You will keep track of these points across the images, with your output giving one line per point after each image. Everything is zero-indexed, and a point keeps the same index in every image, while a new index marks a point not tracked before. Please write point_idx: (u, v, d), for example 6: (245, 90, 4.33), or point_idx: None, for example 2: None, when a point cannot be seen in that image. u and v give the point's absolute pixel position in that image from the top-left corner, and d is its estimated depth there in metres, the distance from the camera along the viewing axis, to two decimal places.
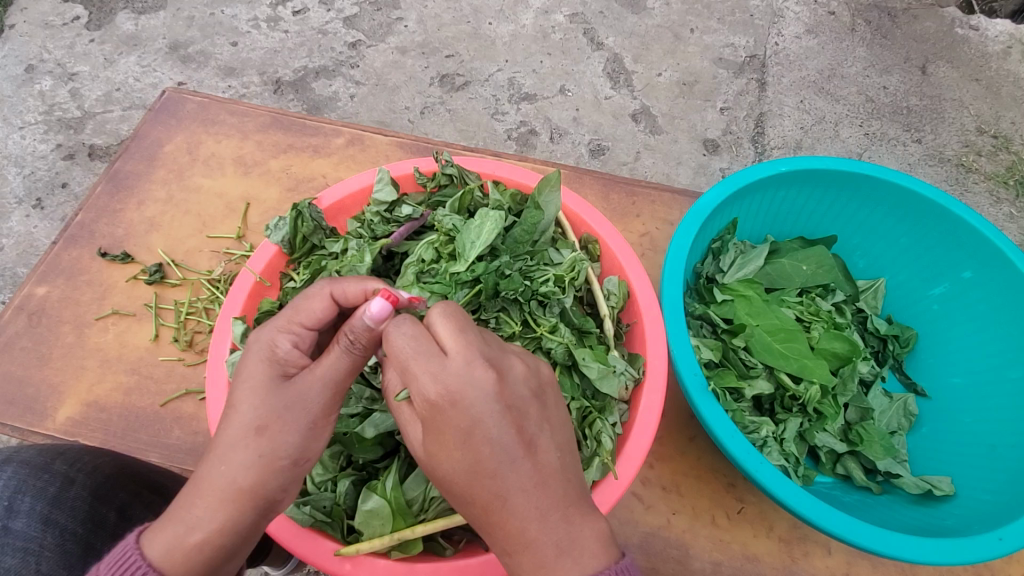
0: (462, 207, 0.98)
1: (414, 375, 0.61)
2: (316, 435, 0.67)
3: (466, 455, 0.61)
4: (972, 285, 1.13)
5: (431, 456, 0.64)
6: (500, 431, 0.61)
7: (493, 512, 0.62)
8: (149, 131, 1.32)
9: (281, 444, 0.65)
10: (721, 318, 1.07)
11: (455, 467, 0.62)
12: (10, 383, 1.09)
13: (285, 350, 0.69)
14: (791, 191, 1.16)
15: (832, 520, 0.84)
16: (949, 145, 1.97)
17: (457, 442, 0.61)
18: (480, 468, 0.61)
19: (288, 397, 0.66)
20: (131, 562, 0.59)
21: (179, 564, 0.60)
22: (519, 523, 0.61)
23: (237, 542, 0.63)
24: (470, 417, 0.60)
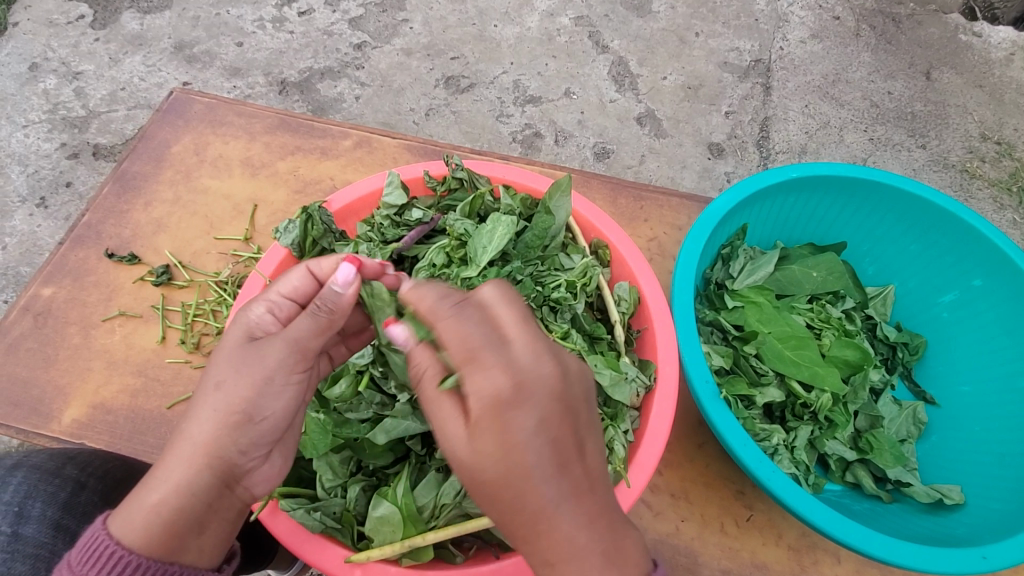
0: (473, 211, 0.98)
1: (486, 361, 0.62)
2: (275, 391, 0.71)
3: (507, 451, 0.60)
4: (982, 293, 1.13)
5: (469, 442, 0.61)
6: (550, 438, 0.61)
7: (522, 508, 0.60)
8: (156, 131, 1.31)
9: (233, 397, 0.69)
10: (731, 325, 1.08)
11: (494, 457, 0.60)
12: (15, 385, 1.08)
13: (258, 317, 0.75)
14: (801, 197, 1.16)
15: (843, 529, 0.83)
16: (954, 151, 1.97)
17: (505, 436, 0.60)
18: (520, 465, 0.59)
19: (247, 353, 0.71)
20: (99, 543, 0.63)
21: (141, 526, 0.64)
22: (546, 525, 0.60)
23: (199, 506, 0.67)
24: (524, 416, 0.60)
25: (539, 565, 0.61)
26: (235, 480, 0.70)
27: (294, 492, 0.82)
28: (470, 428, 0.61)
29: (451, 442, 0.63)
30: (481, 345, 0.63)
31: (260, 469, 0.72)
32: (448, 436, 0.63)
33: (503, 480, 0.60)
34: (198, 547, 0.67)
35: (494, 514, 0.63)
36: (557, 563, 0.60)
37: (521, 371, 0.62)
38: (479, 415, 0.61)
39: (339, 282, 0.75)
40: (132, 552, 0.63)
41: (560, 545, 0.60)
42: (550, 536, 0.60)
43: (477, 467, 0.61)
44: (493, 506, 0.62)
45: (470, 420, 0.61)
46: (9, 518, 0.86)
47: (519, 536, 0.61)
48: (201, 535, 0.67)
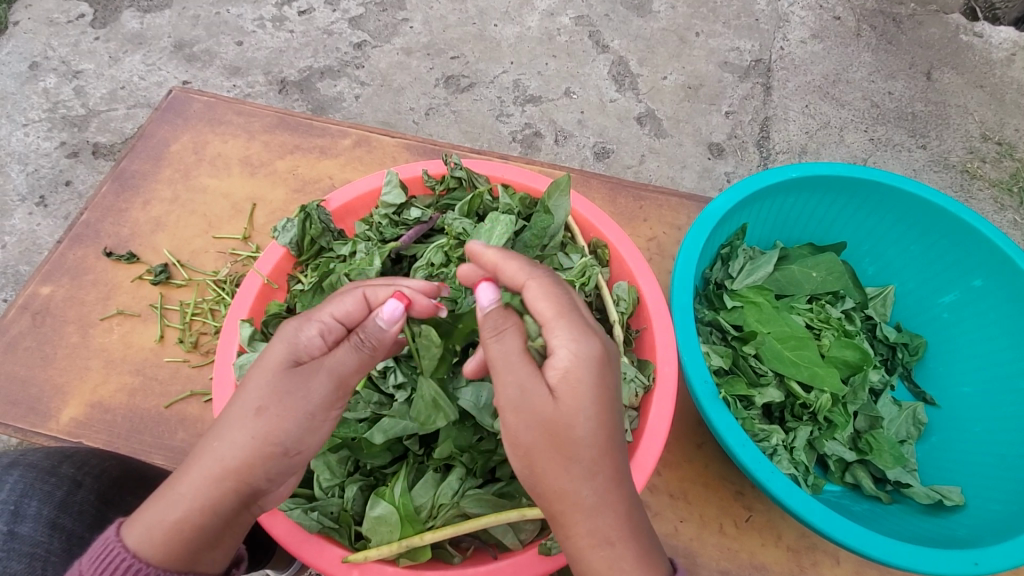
0: (471, 210, 0.98)
1: (573, 329, 0.66)
2: (313, 426, 0.69)
3: (587, 423, 0.64)
4: (982, 294, 1.13)
5: (546, 409, 0.64)
6: (618, 409, 0.67)
7: (592, 479, 0.64)
8: (155, 130, 1.31)
9: (274, 429, 0.67)
10: (730, 325, 1.08)
11: (572, 426, 0.64)
12: (13, 384, 1.08)
13: (307, 339, 0.70)
14: (800, 197, 1.16)
15: (843, 530, 0.83)
16: (954, 151, 1.97)
17: (587, 406, 0.64)
18: (595, 437, 0.64)
19: (293, 381, 0.68)
20: (114, 554, 0.63)
21: (161, 542, 0.64)
22: (612, 496, 0.65)
23: (218, 523, 0.67)
24: (605, 388, 0.65)
25: (597, 541, 0.64)
26: (254, 500, 0.69)
27: (292, 494, 0.83)
28: (552, 392, 0.64)
29: (527, 408, 0.64)
30: (561, 310, 0.67)
31: (278, 491, 0.72)
32: (523, 402, 0.64)
33: (577, 450, 0.64)
34: (212, 559, 0.68)
35: (556, 486, 0.64)
36: (615, 540, 0.64)
37: (600, 339, 0.67)
38: (564, 381, 0.64)
39: (385, 318, 0.71)
40: (151, 565, 0.63)
41: (619, 519, 0.65)
42: (611, 508, 0.65)
43: (554, 432, 0.64)
44: (560, 474, 0.64)
45: (555, 384, 0.65)
46: (5, 516, 0.86)
47: (581, 506, 0.64)
48: (215, 548, 0.68)
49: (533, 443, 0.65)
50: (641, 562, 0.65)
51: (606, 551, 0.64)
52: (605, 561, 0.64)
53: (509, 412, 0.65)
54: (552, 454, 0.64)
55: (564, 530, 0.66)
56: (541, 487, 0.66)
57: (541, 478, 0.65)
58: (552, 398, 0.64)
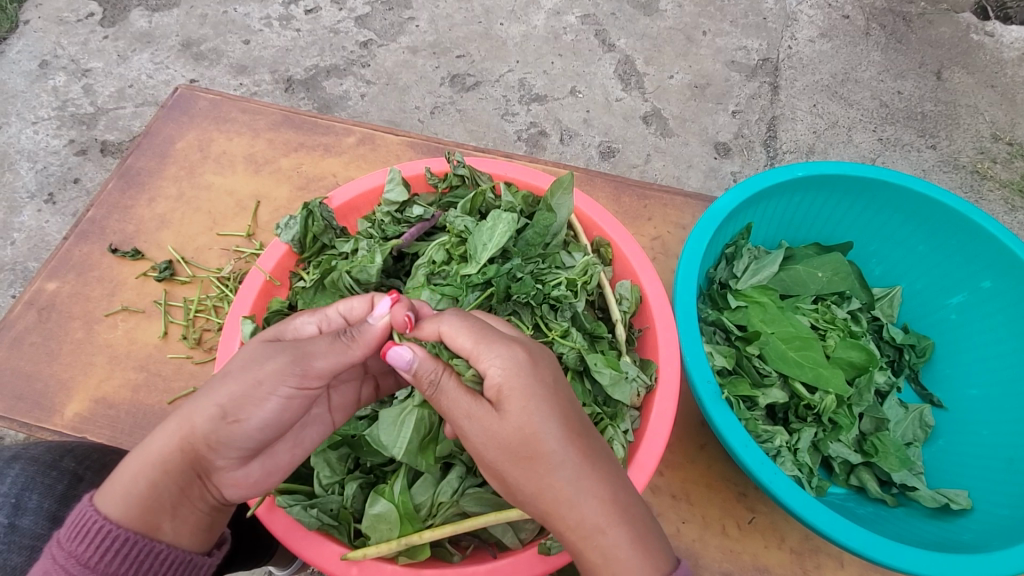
0: (473, 208, 0.97)
1: (494, 346, 0.66)
2: (260, 397, 0.68)
3: (537, 421, 0.65)
4: (992, 295, 1.12)
5: (495, 424, 0.66)
6: (568, 401, 0.68)
7: (559, 469, 0.65)
8: (161, 128, 1.31)
9: (224, 393, 0.68)
10: (734, 325, 1.06)
11: (522, 428, 0.65)
12: (17, 378, 1.08)
13: (300, 326, 0.77)
14: (806, 196, 1.15)
15: (846, 533, 0.82)
16: (964, 151, 1.95)
17: (533, 406, 0.65)
18: (550, 430, 0.65)
19: (253, 355, 0.70)
20: (89, 519, 0.67)
21: (123, 501, 0.68)
22: (587, 482, 0.65)
23: (172, 487, 0.69)
24: (543, 387, 0.66)
25: (588, 533, 0.64)
26: (207, 471, 0.70)
27: (292, 489, 0.82)
28: (495, 405, 0.66)
29: (480, 431, 0.67)
30: (479, 336, 0.67)
31: (234, 473, 0.71)
32: (475, 425, 0.67)
33: (538, 449, 0.65)
34: (174, 528, 0.70)
35: (530, 488, 0.66)
36: (606, 527, 0.64)
37: (522, 344, 0.69)
38: (501, 394, 0.66)
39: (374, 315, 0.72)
40: (121, 527, 0.67)
41: (603, 501, 0.65)
42: (591, 495, 0.65)
43: (508, 443, 0.66)
44: (528, 477, 0.66)
45: (495, 399, 0.66)
46: (7, 509, 0.88)
47: (562, 500, 0.65)
48: (175, 517, 0.70)
49: (498, 457, 0.67)
50: (639, 544, 0.64)
51: (600, 540, 0.64)
52: (600, 552, 0.64)
53: (468, 437, 0.68)
54: (516, 461, 0.66)
55: (553, 523, 0.66)
56: (520, 493, 0.67)
57: (515, 486, 0.68)
58: (498, 413, 0.66)
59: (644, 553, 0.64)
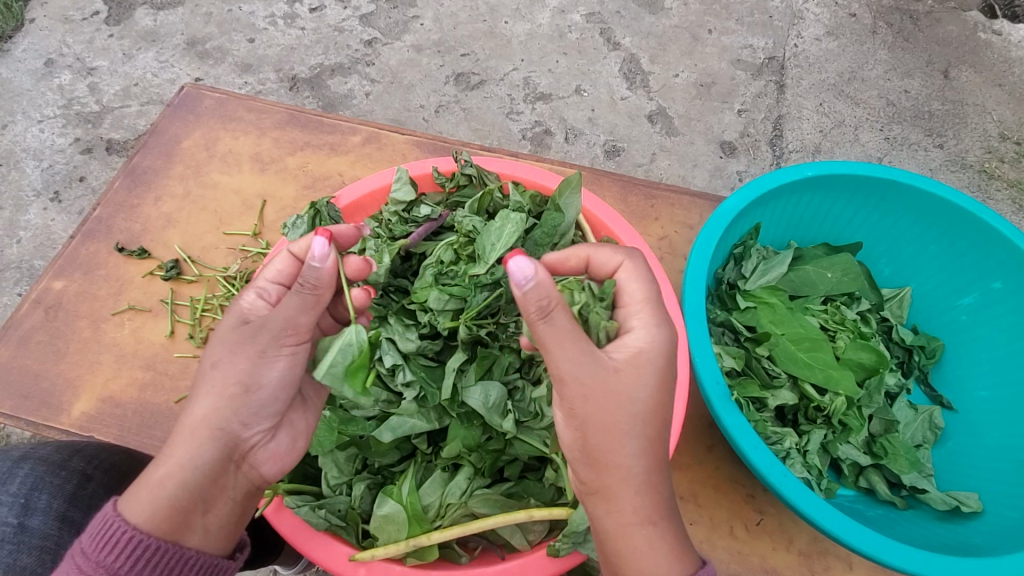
0: (481, 208, 0.96)
1: (652, 317, 0.72)
2: (269, 361, 0.72)
3: (642, 398, 0.67)
4: (1002, 296, 1.11)
5: (615, 381, 0.67)
6: (671, 392, 0.70)
7: (644, 456, 0.67)
8: (167, 126, 1.31)
9: (229, 372, 0.70)
10: (743, 326, 1.06)
11: (634, 402, 0.67)
12: (25, 377, 1.08)
13: (249, 303, 0.75)
14: (816, 196, 1.14)
15: (856, 536, 0.82)
16: (972, 151, 1.94)
17: (647, 383, 0.68)
18: (647, 411, 0.67)
19: (241, 333, 0.72)
20: (114, 528, 0.63)
21: (149, 499, 0.65)
22: (654, 476, 0.68)
23: (202, 480, 0.67)
24: (666, 373, 0.69)
25: (641, 519, 0.66)
26: (241, 456, 0.71)
27: (300, 490, 0.82)
28: (619, 365, 0.68)
29: (598, 382, 0.66)
30: (648, 299, 0.74)
31: (267, 447, 0.73)
32: (587, 376, 0.66)
33: (637, 425, 0.67)
34: (205, 527, 0.67)
35: (608, 457, 0.67)
36: (657, 518, 0.67)
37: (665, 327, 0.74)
38: (636, 358, 0.69)
39: (316, 256, 0.71)
40: (151, 536, 0.63)
41: (658, 495, 0.68)
42: (654, 484, 0.68)
43: (618, 403, 0.66)
44: (614, 447, 0.66)
45: (630, 359, 0.68)
46: (16, 509, 0.87)
47: (633, 478, 0.66)
48: (207, 513, 0.67)
49: (594, 413, 0.66)
50: (673, 547, 0.66)
51: (649, 530, 0.66)
52: (648, 540, 0.66)
53: (575, 382, 0.65)
54: (612, 428, 0.66)
55: (604, 507, 0.67)
56: (592, 457, 0.67)
57: (594, 450, 0.67)
58: (620, 374, 0.67)
59: (683, 551, 0.67)
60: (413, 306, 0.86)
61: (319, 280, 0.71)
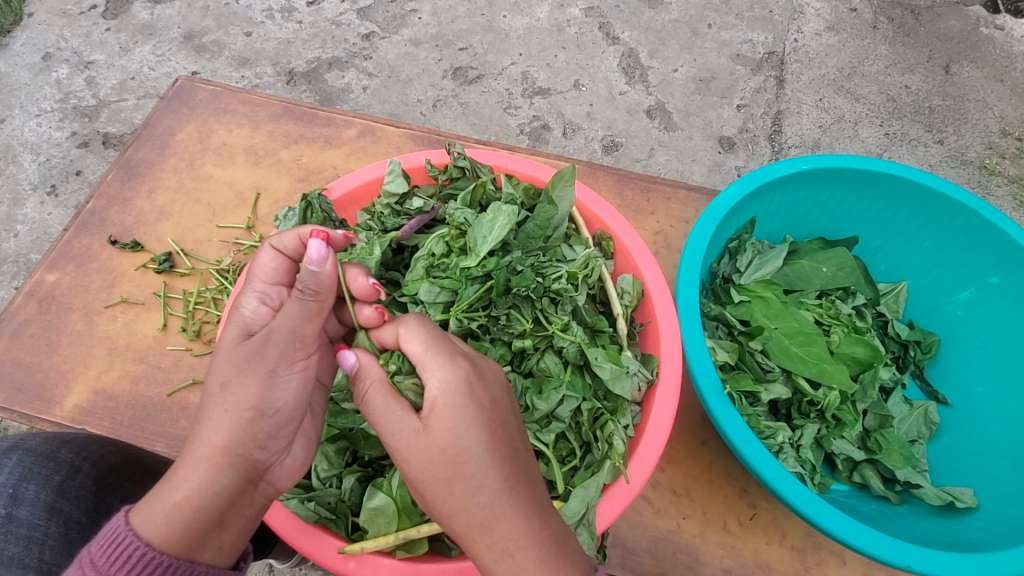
0: (474, 200, 0.96)
1: (439, 359, 0.65)
2: (280, 382, 0.67)
3: (462, 441, 0.62)
4: (1000, 291, 1.10)
5: (421, 438, 0.63)
6: (491, 425, 0.63)
7: (478, 493, 0.61)
8: (161, 119, 1.30)
9: (241, 397, 0.65)
10: (737, 320, 1.06)
11: (447, 450, 0.62)
12: (19, 369, 1.08)
13: (252, 311, 0.71)
14: (812, 190, 1.13)
15: (847, 530, 0.81)
16: (972, 147, 1.93)
17: (457, 428, 0.62)
18: (476, 452, 0.61)
19: (248, 353, 0.67)
20: (127, 542, 0.60)
21: (162, 518, 0.61)
22: (501, 507, 0.61)
23: (220, 504, 0.63)
24: (468, 410, 0.63)
25: (497, 554, 0.60)
26: (258, 477, 0.67)
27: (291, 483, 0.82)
28: (424, 420, 0.63)
29: (405, 445, 0.63)
30: (430, 343, 0.66)
31: (284, 463, 0.69)
32: (400, 440, 0.63)
33: (458, 471, 0.61)
34: (218, 545, 0.64)
35: (447, 509, 0.62)
36: (514, 550, 0.60)
37: (470, 361, 0.66)
38: (434, 408, 0.63)
39: (313, 260, 0.68)
40: (164, 554, 0.60)
41: (517, 526, 0.60)
42: (505, 519, 0.60)
43: (431, 458, 0.62)
44: (445, 499, 0.62)
45: (427, 413, 0.63)
46: (4, 499, 0.87)
47: (474, 523, 0.61)
48: (222, 531, 0.64)
49: (421, 474, 0.63)
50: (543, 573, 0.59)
51: (508, 564, 0.60)
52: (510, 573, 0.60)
53: (394, 454, 0.64)
54: (436, 481, 0.62)
55: (469, 552, 0.62)
56: (436, 512, 0.63)
57: (433, 505, 0.63)
58: (426, 429, 0.63)
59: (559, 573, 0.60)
60: (405, 300, 0.88)
61: (319, 286, 0.69)
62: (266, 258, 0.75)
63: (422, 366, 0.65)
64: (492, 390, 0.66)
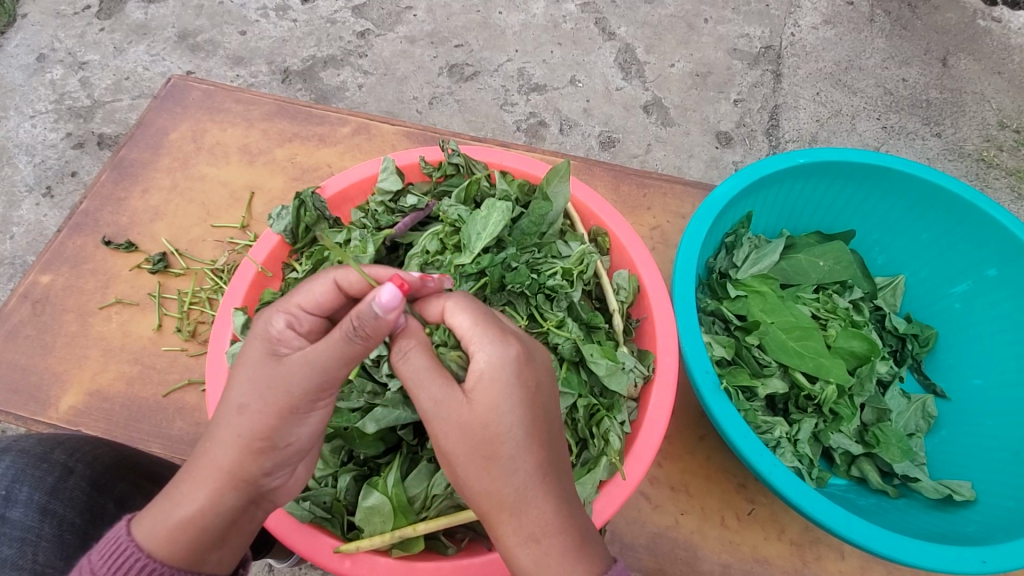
0: (468, 197, 0.95)
1: (488, 334, 0.64)
2: (297, 418, 0.65)
3: (504, 422, 0.61)
4: (997, 283, 1.10)
5: (464, 412, 0.62)
6: (536, 405, 0.63)
7: (512, 476, 0.61)
8: (154, 119, 1.30)
9: (256, 425, 0.63)
10: (733, 315, 1.05)
11: (488, 427, 0.61)
12: (13, 371, 1.08)
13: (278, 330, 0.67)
14: (809, 183, 1.13)
15: (845, 524, 0.81)
16: (970, 139, 1.92)
17: (502, 405, 0.61)
18: (515, 433, 0.61)
19: (274, 379, 0.64)
20: (130, 553, 0.62)
21: (163, 527, 0.63)
22: (533, 488, 0.61)
23: (223, 522, 0.64)
24: (514, 388, 0.62)
25: (522, 537, 0.61)
26: (260, 497, 0.67)
27: None
28: (469, 396, 0.62)
29: (445, 417, 0.62)
30: (478, 317, 0.65)
31: (285, 487, 0.69)
32: (440, 411, 0.63)
33: (496, 450, 0.61)
34: (218, 559, 0.65)
35: (479, 487, 0.62)
36: (540, 536, 0.60)
37: (520, 339, 0.66)
38: (480, 383, 0.62)
39: (382, 305, 0.60)
40: (166, 564, 0.62)
41: (545, 511, 0.61)
42: (534, 503, 0.61)
43: (471, 434, 0.61)
44: (480, 476, 0.62)
45: (471, 387, 0.62)
46: None
47: (504, 504, 0.61)
48: (223, 547, 0.65)
49: (456, 449, 0.62)
50: (561, 564, 0.60)
51: (531, 548, 0.60)
52: (532, 558, 0.60)
53: (432, 424, 0.63)
54: (473, 458, 0.62)
55: (493, 533, 0.63)
56: (467, 491, 0.63)
57: (465, 480, 0.63)
58: (469, 402, 0.62)
59: (584, 555, 0.60)
60: None
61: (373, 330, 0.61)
62: (315, 283, 0.69)
63: (471, 339, 0.64)
64: (543, 370, 0.66)
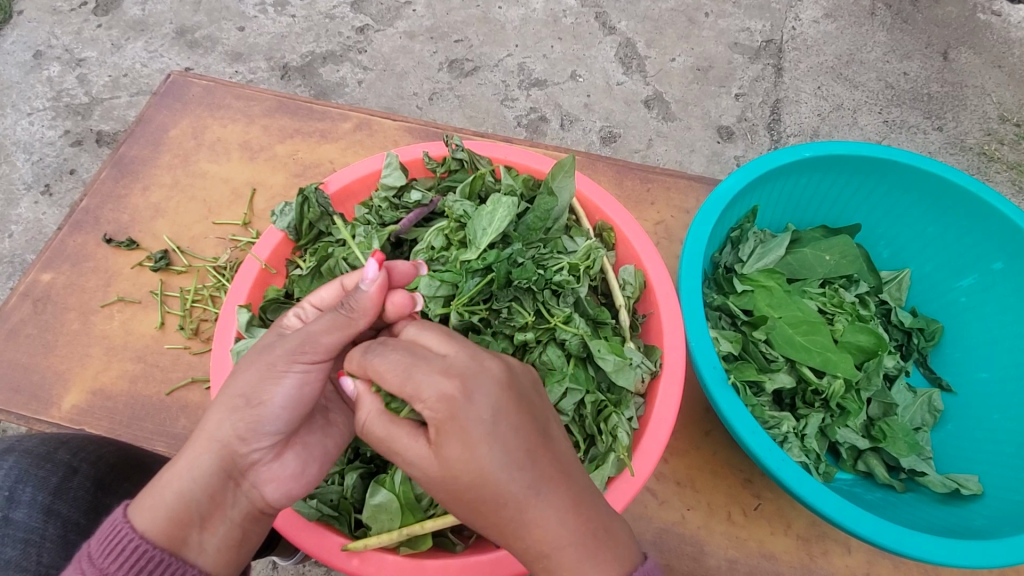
0: (473, 192, 0.95)
1: (421, 380, 0.61)
2: (272, 376, 0.65)
3: (473, 461, 0.60)
4: (1003, 277, 1.10)
5: (436, 463, 0.62)
6: (495, 429, 0.60)
7: (500, 506, 0.60)
8: (154, 115, 1.29)
9: (236, 385, 0.66)
10: (740, 309, 1.04)
11: (461, 475, 0.60)
12: (15, 371, 1.07)
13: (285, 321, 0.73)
14: (814, 177, 1.12)
15: (853, 518, 0.80)
16: (971, 133, 1.92)
17: (464, 448, 0.60)
18: (488, 466, 0.60)
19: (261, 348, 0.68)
20: (122, 535, 0.60)
21: (154, 502, 0.63)
22: (525, 515, 0.60)
23: (201, 496, 0.64)
24: (468, 426, 0.60)
25: (535, 555, 0.61)
26: (240, 474, 0.66)
27: None
28: (434, 447, 0.62)
29: (426, 471, 0.63)
30: (405, 366, 0.62)
31: (270, 467, 0.67)
32: (418, 470, 0.63)
33: (476, 488, 0.60)
34: (200, 543, 0.63)
35: (480, 524, 0.63)
36: (547, 550, 0.60)
37: (456, 371, 0.61)
38: (439, 432, 0.60)
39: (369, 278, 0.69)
40: (155, 548, 0.60)
41: (545, 526, 0.60)
42: (530, 527, 0.60)
43: (450, 483, 0.61)
44: (476, 519, 0.62)
45: (434, 439, 0.61)
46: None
47: (506, 533, 0.62)
48: (204, 529, 0.64)
49: (445, 496, 0.63)
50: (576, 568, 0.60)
51: (545, 563, 0.61)
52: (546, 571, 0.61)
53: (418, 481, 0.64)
54: (463, 502, 0.62)
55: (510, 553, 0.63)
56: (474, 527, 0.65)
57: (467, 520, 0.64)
58: (437, 452, 0.61)
59: (594, 554, 0.60)
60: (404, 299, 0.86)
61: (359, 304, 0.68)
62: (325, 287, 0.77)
63: (408, 388, 0.61)
64: (497, 384, 0.62)
